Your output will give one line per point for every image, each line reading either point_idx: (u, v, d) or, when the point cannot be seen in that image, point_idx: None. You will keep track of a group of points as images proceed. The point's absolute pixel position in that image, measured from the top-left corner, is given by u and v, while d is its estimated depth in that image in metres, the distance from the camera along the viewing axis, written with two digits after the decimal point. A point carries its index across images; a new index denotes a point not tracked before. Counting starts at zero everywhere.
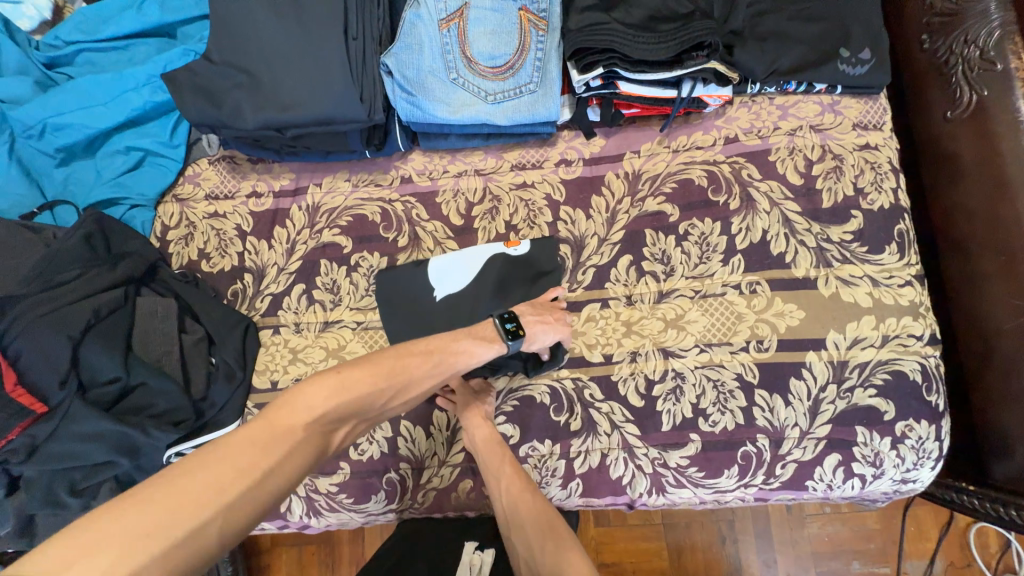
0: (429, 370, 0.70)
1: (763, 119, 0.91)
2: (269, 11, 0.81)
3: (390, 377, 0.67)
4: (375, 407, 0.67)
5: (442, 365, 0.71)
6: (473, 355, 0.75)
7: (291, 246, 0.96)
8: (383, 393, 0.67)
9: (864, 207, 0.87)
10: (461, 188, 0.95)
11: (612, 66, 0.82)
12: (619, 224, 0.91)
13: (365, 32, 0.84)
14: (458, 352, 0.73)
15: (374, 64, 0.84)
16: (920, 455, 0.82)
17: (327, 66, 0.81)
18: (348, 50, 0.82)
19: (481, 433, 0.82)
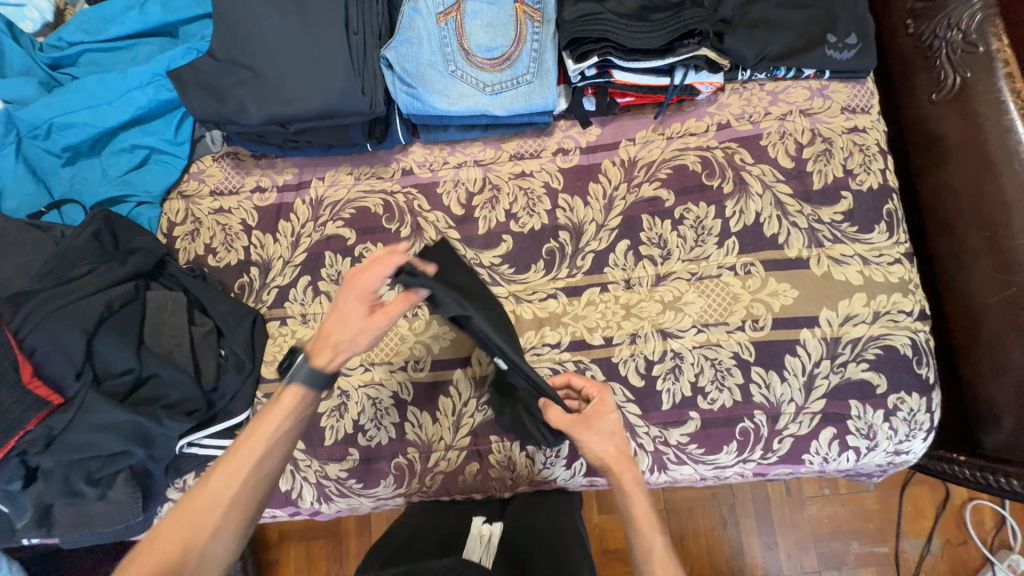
0: (237, 497, 0.62)
1: (754, 105, 0.94)
2: (271, 8, 0.83)
3: (204, 514, 0.60)
4: (211, 546, 0.59)
5: (244, 472, 0.63)
6: (267, 431, 0.65)
7: (296, 239, 0.98)
8: (195, 530, 0.59)
9: (854, 188, 0.89)
10: (460, 179, 0.97)
11: (607, 55, 0.84)
12: (616, 210, 0.93)
13: (365, 27, 0.86)
14: (256, 445, 0.64)
15: (374, 57, 0.86)
16: (912, 427, 0.84)
17: (328, 61, 0.82)
18: (349, 44, 0.84)
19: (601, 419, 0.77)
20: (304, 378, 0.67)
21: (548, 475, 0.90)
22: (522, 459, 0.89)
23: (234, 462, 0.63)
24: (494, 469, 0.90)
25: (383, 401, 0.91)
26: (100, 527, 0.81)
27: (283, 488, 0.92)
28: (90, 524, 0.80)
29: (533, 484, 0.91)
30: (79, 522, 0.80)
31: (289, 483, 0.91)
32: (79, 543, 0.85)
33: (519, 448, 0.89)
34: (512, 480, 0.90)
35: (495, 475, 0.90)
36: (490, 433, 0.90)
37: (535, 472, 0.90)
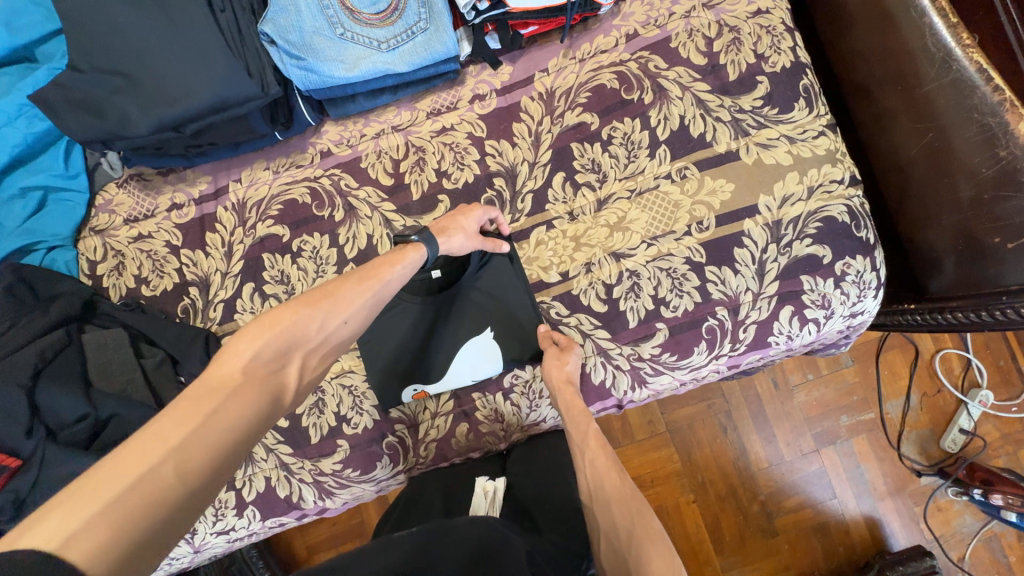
0: (360, 308, 0.66)
1: (657, 8, 0.92)
2: (125, 1, 0.76)
3: (364, 299, 0.66)
4: (315, 326, 0.61)
5: (384, 290, 0.69)
6: (396, 268, 0.71)
7: (228, 248, 0.93)
8: (313, 321, 0.61)
9: (768, 71, 0.89)
10: (382, 148, 0.93)
11: None
12: (545, 145, 0.91)
13: (233, 3, 0.79)
14: (391, 278, 0.70)
15: (253, 35, 0.80)
16: (862, 287, 0.88)
17: (203, 48, 0.76)
18: (219, 25, 0.78)
19: (573, 397, 0.81)
20: (434, 246, 0.75)
21: (536, 418, 0.92)
22: (508, 409, 0.91)
23: (362, 276, 0.68)
24: (484, 425, 0.91)
25: (359, 387, 0.90)
26: None
27: (282, 495, 0.91)
28: None
29: (524, 430, 0.93)
30: None
31: (286, 489, 0.91)
32: None
33: (503, 399, 0.90)
34: (503, 431, 0.92)
35: (486, 430, 0.91)
36: (471, 392, 0.90)
37: (523, 418, 0.91)
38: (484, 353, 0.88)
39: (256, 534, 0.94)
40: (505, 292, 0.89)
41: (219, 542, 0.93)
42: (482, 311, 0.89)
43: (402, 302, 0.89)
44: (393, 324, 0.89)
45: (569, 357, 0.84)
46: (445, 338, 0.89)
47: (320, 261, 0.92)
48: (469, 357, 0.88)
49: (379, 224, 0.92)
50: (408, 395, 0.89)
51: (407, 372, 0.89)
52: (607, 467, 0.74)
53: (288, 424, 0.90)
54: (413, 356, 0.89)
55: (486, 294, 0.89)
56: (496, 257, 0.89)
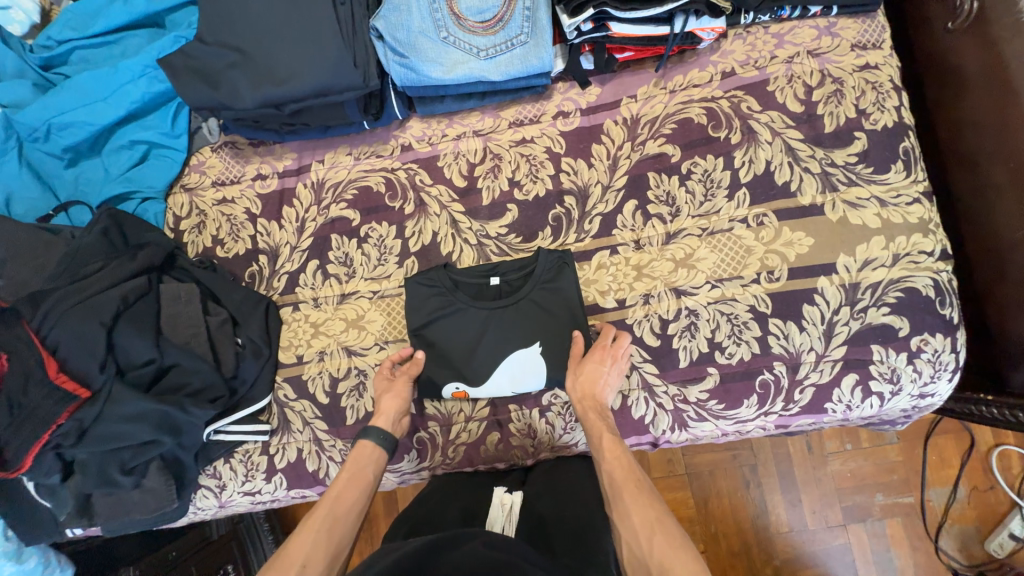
0: (316, 547, 0.69)
1: (759, 50, 0.90)
2: None
3: (317, 526, 0.72)
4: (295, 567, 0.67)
5: (344, 499, 0.76)
6: (351, 474, 0.79)
7: (301, 224, 0.98)
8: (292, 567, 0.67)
9: (867, 128, 0.86)
10: (461, 151, 0.95)
11: (602, 5, 0.80)
12: (621, 170, 0.91)
13: None
14: (343, 487, 0.77)
15: (364, 28, 0.83)
16: (937, 368, 0.83)
17: (318, 36, 0.81)
18: (337, 17, 0.82)
19: (590, 411, 0.80)
20: (373, 434, 0.82)
21: (569, 440, 0.91)
22: (542, 426, 0.90)
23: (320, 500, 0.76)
24: (515, 438, 0.90)
25: None
26: (139, 514, 0.84)
27: (310, 469, 0.92)
28: (128, 512, 0.83)
29: (554, 451, 0.92)
30: (117, 511, 0.83)
31: (315, 464, 0.91)
32: (119, 529, 0.89)
33: (538, 416, 0.90)
34: (533, 448, 0.91)
35: (517, 443, 0.90)
36: (508, 403, 0.90)
37: (555, 438, 0.90)
38: (529, 368, 0.87)
39: (278, 501, 0.96)
40: (559, 313, 0.88)
41: (244, 502, 0.95)
42: (534, 327, 0.88)
43: (459, 305, 0.89)
44: (444, 321, 0.89)
45: (586, 364, 0.82)
46: (493, 344, 0.88)
47: (384, 249, 0.95)
48: (513, 370, 0.87)
49: (446, 223, 0.94)
50: (448, 392, 0.89)
51: (451, 369, 0.89)
52: (623, 473, 0.73)
53: (328, 401, 0.92)
54: (459, 354, 0.89)
55: (541, 311, 0.88)
56: (559, 274, 0.89)
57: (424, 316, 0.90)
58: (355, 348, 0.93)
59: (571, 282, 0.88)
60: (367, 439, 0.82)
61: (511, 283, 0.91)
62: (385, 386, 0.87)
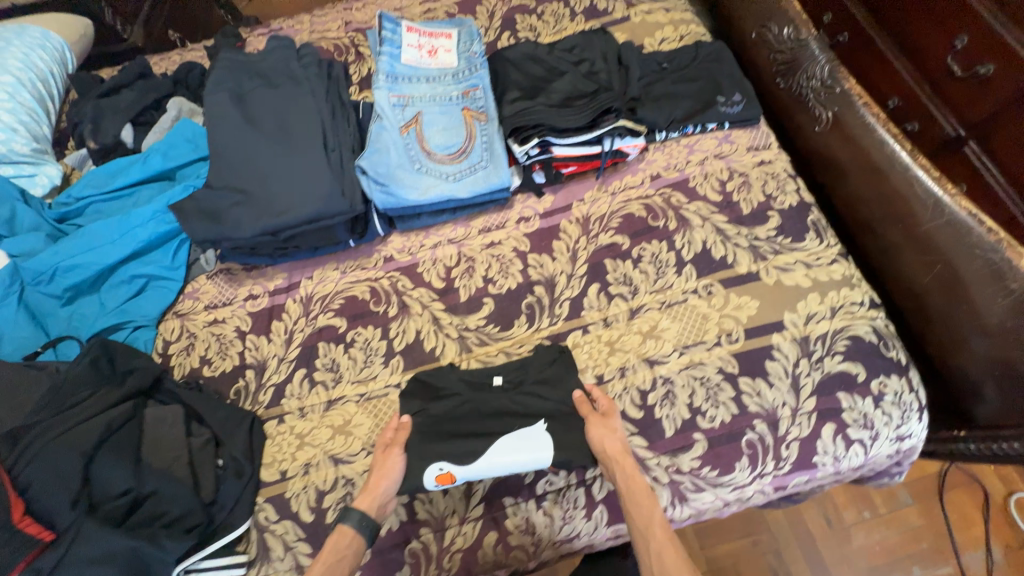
0: None
1: (676, 157, 1.10)
2: (257, 137, 0.94)
3: None
4: None
5: None
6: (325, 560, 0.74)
7: (289, 336, 1.03)
8: None
9: (777, 207, 1.03)
10: (438, 257, 1.07)
11: (544, 136, 0.97)
12: (581, 260, 1.03)
13: (340, 144, 0.98)
14: None
15: (351, 167, 0.97)
16: (903, 409, 0.88)
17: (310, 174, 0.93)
18: (328, 162, 0.96)
19: (633, 470, 0.77)
20: (351, 518, 0.77)
21: (571, 531, 0.86)
22: (540, 519, 0.86)
23: None
24: (513, 536, 0.85)
25: None
26: None
27: None
28: None
29: (556, 546, 0.86)
30: None
31: None
32: None
33: (535, 507, 0.86)
34: (534, 547, 0.85)
35: (516, 543, 0.85)
36: (503, 495, 0.87)
37: (557, 531, 0.86)
38: (526, 449, 0.83)
39: None
40: (558, 397, 0.90)
41: None
42: (533, 410, 0.89)
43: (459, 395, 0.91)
44: (445, 410, 0.90)
45: (612, 420, 0.83)
46: (491, 430, 0.86)
47: (370, 352, 0.99)
48: (507, 452, 0.83)
49: (428, 321, 1.01)
50: (430, 477, 0.83)
51: (442, 453, 0.84)
52: (674, 562, 0.68)
53: (312, 518, 0.87)
54: (456, 439, 0.86)
55: (538, 396, 0.90)
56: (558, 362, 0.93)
57: (422, 408, 0.90)
58: (342, 456, 0.91)
59: (567, 364, 0.93)
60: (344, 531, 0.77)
61: (507, 371, 0.93)
62: (383, 463, 0.83)
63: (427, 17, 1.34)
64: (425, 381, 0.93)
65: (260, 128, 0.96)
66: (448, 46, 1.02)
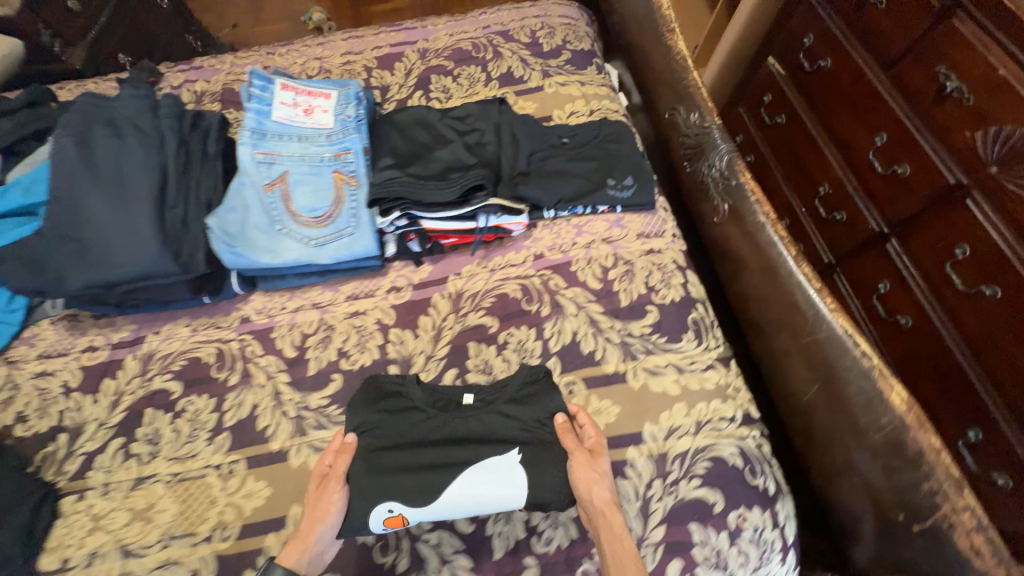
0: None
1: (563, 237, 1.04)
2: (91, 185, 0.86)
3: None
4: None
5: None
6: None
7: (117, 397, 0.94)
8: None
9: (657, 301, 0.97)
10: (297, 322, 1.00)
11: (406, 210, 0.93)
12: (444, 340, 0.96)
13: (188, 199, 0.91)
14: None
15: (197, 226, 0.90)
16: (762, 549, 0.78)
17: (137, 229, 0.83)
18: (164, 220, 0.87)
19: (616, 524, 0.70)
20: (278, 572, 0.67)
21: None
22: None
23: None
24: None
25: None
26: None
27: None
28: None
29: None
30: None
31: None
32: None
33: None
34: None
35: None
36: None
37: None
38: (496, 484, 0.75)
39: None
40: (531, 418, 0.81)
41: None
42: (503, 437, 0.79)
43: (433, 414, 0.82)
44: (400, 432, 0.80)
45: (600, 462, 0.75)
46: (450, 459, 0.77)
47: (197, 425, 0.90)
48: (468, 488, 0.75)
49: (268, 394, 0.92)
50: (378, 519, 0.74)
51: (387, 488, 0.74)
52: None
53: None
54: (416, 467, 0.76)
55: (510, 417, 0.81)
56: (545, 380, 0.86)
57: (372, 426, 0.81)
58: (133, 547, 0.80)
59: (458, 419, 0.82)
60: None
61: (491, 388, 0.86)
62: (313, 499, 0.74)
63: (343, 69, 1.32)
64: (372, 393, 0.85)
65: (96, 174, 0.87)
66: (325, 107, 0.99)
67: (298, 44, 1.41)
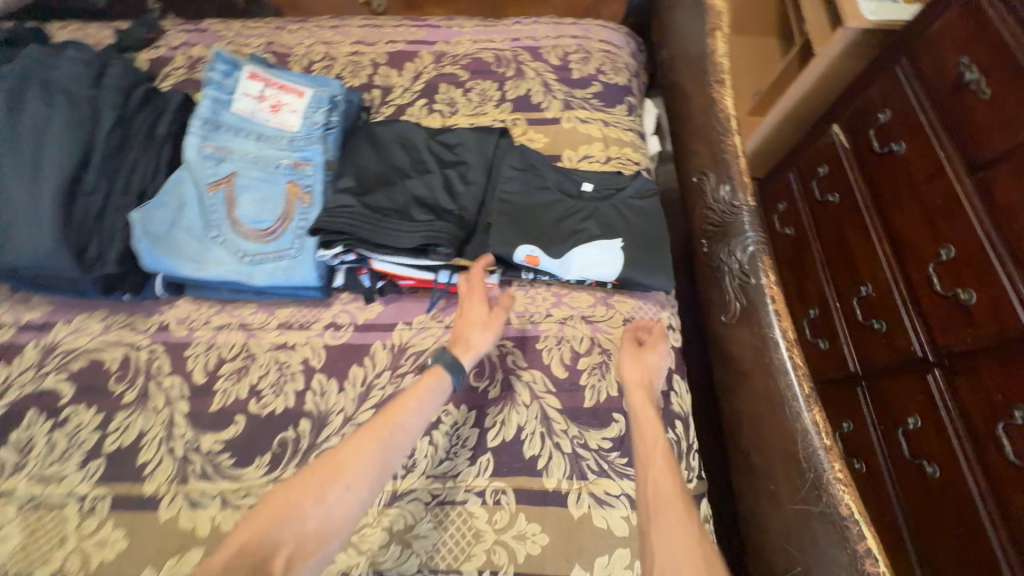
0: (367, 456, 0.64)
1: (537, 304, 0.89)
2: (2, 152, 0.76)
3: (281, 502, 0.59)
4: (309, 504, 0.59)
5: (378, 458, 0.64)
6: (410, 404, 0.70)
7: (4, 387, 0.84)
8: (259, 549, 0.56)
9: (627, 410, 0.80)
10: (217, 342, 0.87)
11: (350, 247, 0.80)
12: (370, 401, 0.82)
13: (113, 189, 0.80)
14: (372, 440, 0.65)
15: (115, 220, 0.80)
16: None
17: (39, 211, 0.73)
18: (79, 210, 0.77)
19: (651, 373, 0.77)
20: (445, 357, 0.76)
21: None
22: None
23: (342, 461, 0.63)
24: None
25: None
26: None
27: None
28: None
29: None
30: None
31: None
32: None
33: None
34: None
35: None
36: None
37: None
38: (607, 261, 0.86)
39: None
40: (644, 228, 0.90)
41: None
42: (627, 228, 0.89)
43: (553, 184, 0.92)
44: (527, 193, 0.90)
45: (647, 355, 0.78)
46: (568, 209, 0.89)
47: (75, 441, 0.79)
48: (594, 257, 0.85)
49: (161, 422, 0.81)
50: (523, 253, 0.84)
51: (530, 230, 0.86)
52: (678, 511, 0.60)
53: None
54: (540, 216, 0.88)
55: (625, 218, 0.90)
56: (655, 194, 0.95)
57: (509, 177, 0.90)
58: None
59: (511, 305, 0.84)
60: (441, 364, 0.75)
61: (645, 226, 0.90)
62: (480, 316, 0.81)
63: (349, 60, 1.19)
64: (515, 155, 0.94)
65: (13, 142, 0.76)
66: (294, 106, 0.86)
67: (310, 22, 1.28)
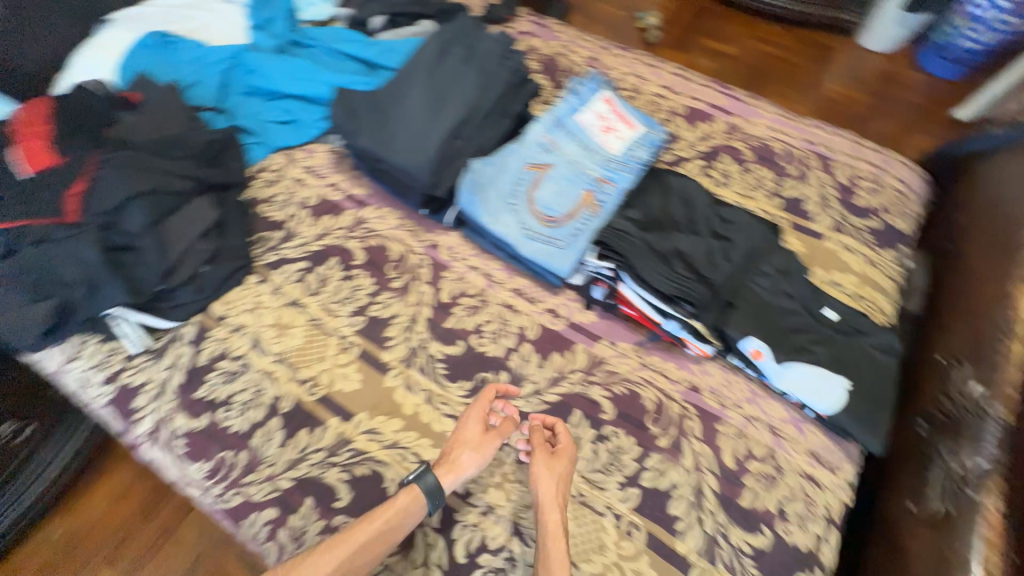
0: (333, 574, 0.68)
1: (731, 390, 0.94)
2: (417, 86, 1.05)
3: None
4: None
5: (359, 555, 0.71)
6: (381, 519, 0.73)
7: (325, 232, 1.12)
8: None
9: (778, 531, 0.82)
10: (466, 277, 1.07)
11: (618, 267, 0.93)
12: (558, 388, 0.95)
13: (469, 141, 1.06)
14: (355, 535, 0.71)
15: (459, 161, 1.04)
16: None
17: (424, 136, 1.01)
18: (445, 144, 1.02)
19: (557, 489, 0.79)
20: (423, 481, 0.77)
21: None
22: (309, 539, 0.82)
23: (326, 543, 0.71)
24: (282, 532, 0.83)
25: (263, 396, 0.93)
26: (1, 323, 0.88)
27: (134, 404, 0.95)
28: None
29: None
30: None
31: (142, 403, 0.94)
32: None
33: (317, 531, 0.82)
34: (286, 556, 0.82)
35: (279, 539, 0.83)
36: (309, 494, 0.85)
37: None
38: (824, 390, 0.88)
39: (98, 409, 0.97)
40: (874, 383, 0.90)
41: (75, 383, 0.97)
42: (857, 373, 0.89)
43: (802, 297, 0.96)
44: (773, 294, 0.94)
45: (558, 464, 0.81)
46: (806, 327, 0.92)
47: (353, 295, 1.04)
48: (813, 382, 0.88)
49: (408, 315, 1.02)
50: (750, 343, 0.90)
51: (768, 329, 0.90)
52: None
53: (202, 365, 0.97)
54: (777, 321, 0.92)
55: (858, 364, 0.91)
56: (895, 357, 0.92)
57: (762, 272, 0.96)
58: (262, 344, 0.99)
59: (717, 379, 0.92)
60: (421, 486, 0.76)
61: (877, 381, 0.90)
62: (474, 436, 0.84)
63: (653, 99, 1.32)
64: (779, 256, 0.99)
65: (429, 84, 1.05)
66: (624, 134, 1.07)
67: (632, 53, 1.43)
